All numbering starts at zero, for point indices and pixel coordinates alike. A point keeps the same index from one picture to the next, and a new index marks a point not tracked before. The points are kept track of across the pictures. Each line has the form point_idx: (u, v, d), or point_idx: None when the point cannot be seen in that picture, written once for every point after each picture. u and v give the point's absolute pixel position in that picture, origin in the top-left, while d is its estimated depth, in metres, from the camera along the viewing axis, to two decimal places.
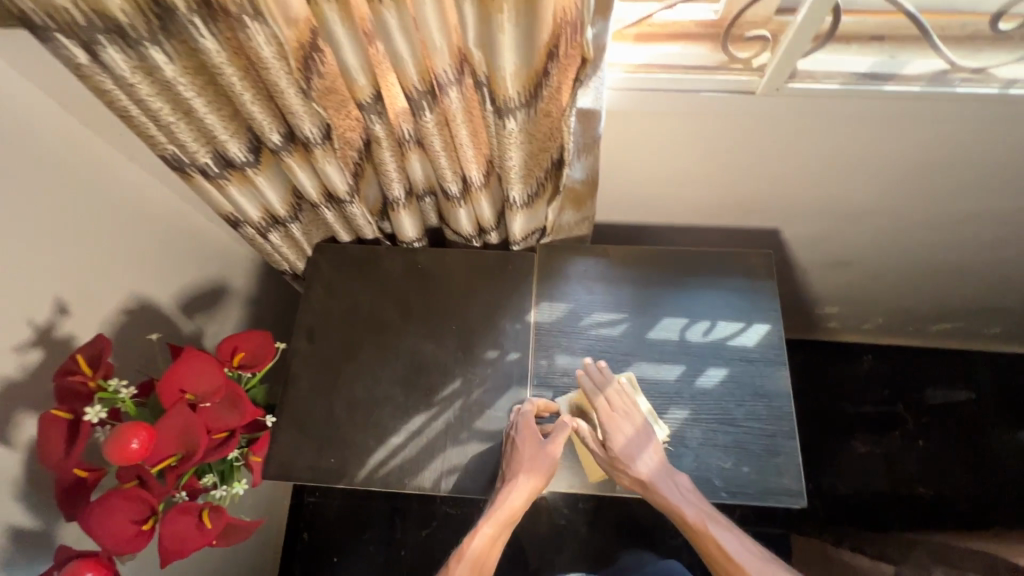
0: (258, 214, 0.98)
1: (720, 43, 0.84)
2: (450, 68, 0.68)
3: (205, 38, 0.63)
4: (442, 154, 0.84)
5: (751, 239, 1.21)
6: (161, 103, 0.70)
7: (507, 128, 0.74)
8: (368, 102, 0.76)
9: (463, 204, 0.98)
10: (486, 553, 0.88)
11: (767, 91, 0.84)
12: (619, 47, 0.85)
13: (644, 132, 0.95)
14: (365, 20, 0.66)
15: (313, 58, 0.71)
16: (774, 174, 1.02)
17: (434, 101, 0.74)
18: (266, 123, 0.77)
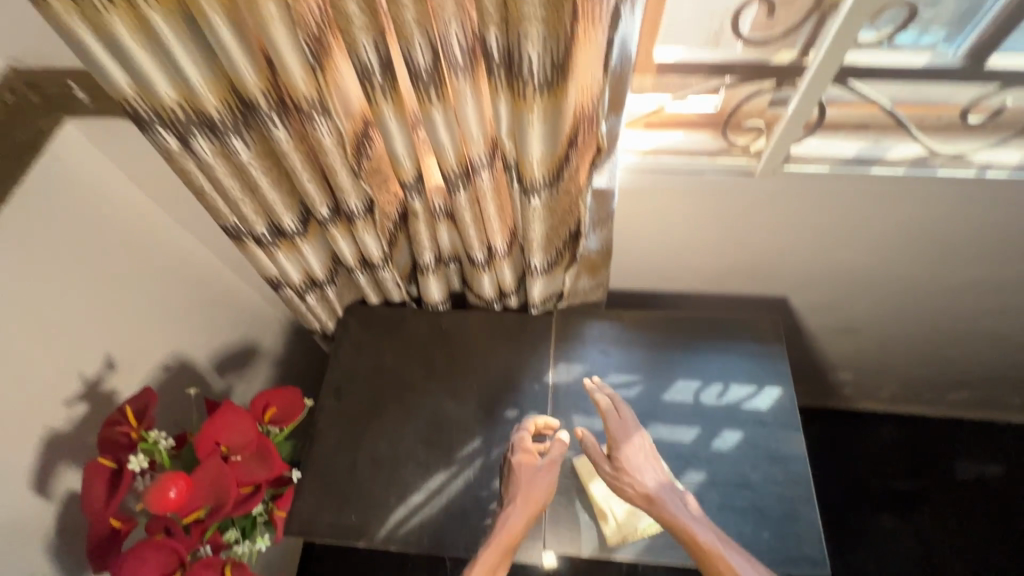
0: (299, 278, 1.07)
1: (720, 131, 0.94)
2: (483, 153, 0.78)
3: (278, 130, 0.73)
4: (471, 225, 0.93)
5: (761, 306, 1.27)
6: (232, 181, 0.80)
7: (532, 204, 0.83)
8: (410, 181, 0.86)
9: (487, 269, 1.06)
10: None
11: (764, 173, 0.94)
12: (630, 134, 0.95)
13: (654, 208, 1.05)
14: (414, 117, 0.77)
15: (364, 143, 0.82)
16: (777, 246, 1.10)
17: (467, 181, 0.84)
18: (318, 198, 0.87)
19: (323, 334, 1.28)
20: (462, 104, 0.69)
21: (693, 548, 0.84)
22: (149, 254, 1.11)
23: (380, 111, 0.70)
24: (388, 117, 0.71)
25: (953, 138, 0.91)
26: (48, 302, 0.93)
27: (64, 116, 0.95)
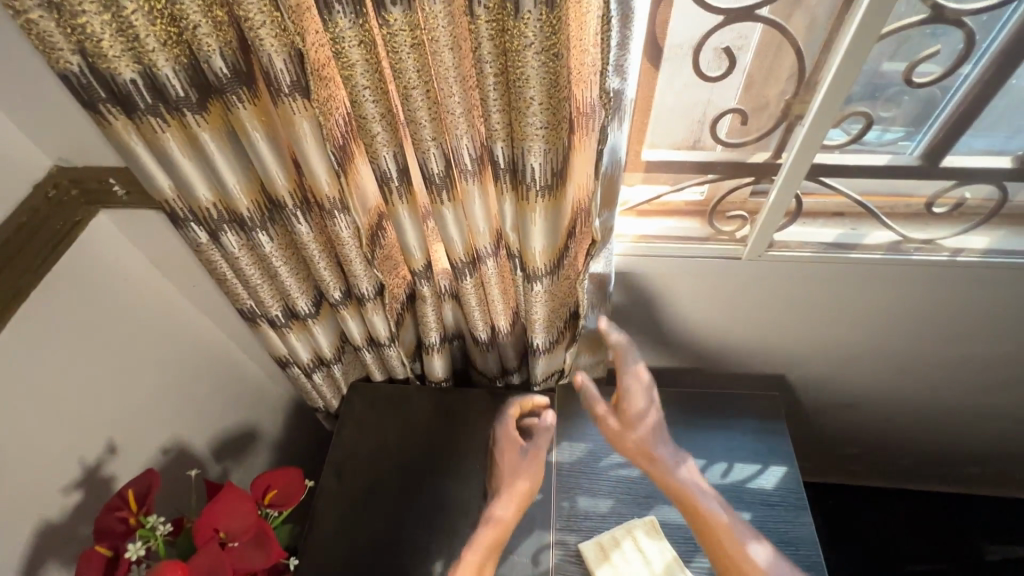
0: (308, 357, 1.10)
1: (707, 218, 1.01)
2: (489, 243, 0.84)
3: (301, 226, 0.80)
4: (476, 307, 0.98)
5: (761, 381, 1.29)
6: (254, 268, 0.86)
7: (535, 289, 0.88)
8: (421, 269, 0.91)
9: (491, 347, 1.10)
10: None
11: (751, 257, 1.00)
12: (625, 221, 1.02)
13: (650, 289, 1.10)
14: (425, 211, 0.83)
15: (378, 234, 0.89)
16: (771, 324, 1.14)
17: (473, 267, 0.90)
18: (332, 283, 0.92)
19: (327, 412, 1.29)
20: (471, 202, 0.76)
21: (696, 517, 0.87)
22: (160, 335, 1.14)
23: (396, 210, 0.77)
24: (403, 215, 0.78)
25: (924, 225, 0.97)
26: (58, 385, 0.95)
27: (99, 206, 1.02)
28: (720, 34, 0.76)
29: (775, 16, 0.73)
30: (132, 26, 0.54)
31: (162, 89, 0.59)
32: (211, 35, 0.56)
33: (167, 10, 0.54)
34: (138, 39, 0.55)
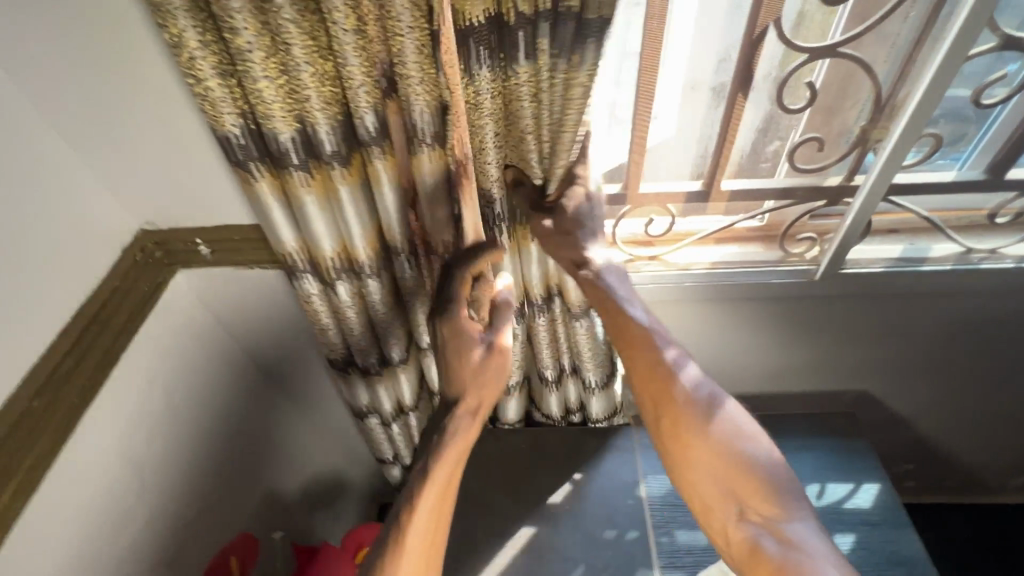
0: (389, 407, 1.08)
1: (776, 242, 1.06)
2: (540, 289, 0.94)
3: (409, 273, 0.82)
4: (539, 345, 1.02)
5: (828, 404, 1.29)
6: (357, 317, 0.87)
7: (580, 324, 0.97)
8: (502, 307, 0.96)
9: (554, 387, 1.13)
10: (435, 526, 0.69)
11: (824, 276, 1.02)
12: (695, 251, 1.06)
13: (722, 316, 1.12)
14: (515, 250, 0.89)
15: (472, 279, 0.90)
16: (839, 344, 1.16)
17: (535, 310, 0.97)
18: (426, 329, 0.92)
19: (397, 464, 1.26)
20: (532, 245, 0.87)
21: (643, 361, 0.76)
22: (235, 392, 1.13)
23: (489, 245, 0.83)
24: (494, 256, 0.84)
25: (985, 235, 1.01)
26: (147, 447, 0.93)
27: (181, 266, 1.02)
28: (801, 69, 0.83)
29: (853, 49, 0.79)
30: (300, 88, 0.60)
31: (313, 143, 0.64)
32: (369, 94, 0.62)
33: (333, 73, 0.61)
34: (303, 100, 0.61)
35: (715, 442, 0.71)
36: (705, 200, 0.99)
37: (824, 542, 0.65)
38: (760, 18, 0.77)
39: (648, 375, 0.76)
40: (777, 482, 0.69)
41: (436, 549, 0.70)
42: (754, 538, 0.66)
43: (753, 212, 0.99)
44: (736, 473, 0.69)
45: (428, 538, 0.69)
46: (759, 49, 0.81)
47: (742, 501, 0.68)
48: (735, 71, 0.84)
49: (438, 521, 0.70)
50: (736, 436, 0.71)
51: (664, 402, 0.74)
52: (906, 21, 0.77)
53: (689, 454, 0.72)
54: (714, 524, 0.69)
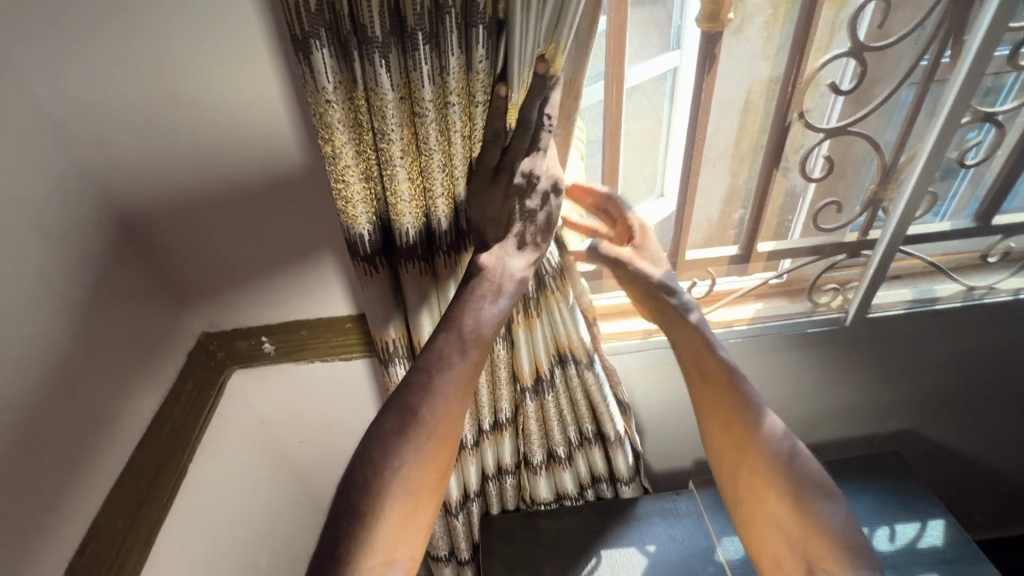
0: (457, 493, 1.06)
1: (806, 294, 1.14)
2: (551, 358, 0.97)
3: (502, 349, 0.94)
4: (552, 416, 1.04)
5: (865, 446, 1.34)
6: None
7: (588, 376, 0.99)
8: (527, 385, 0.99)
9: (565, 465, 1.10)
10: (451, 412, 0.69)
11: (854, 320, 1.11)
12: (735, 309, 1.14)
13: (764, 369, 1.18)
14: (547, 317, 0.94)
15: (546, 342, 0.95)
16: (871, 386, 1.23)
17: (541, 391, 1.00)
18: (497, 402, 1.01)
19: (452, 560, 1.17)
20: (543, 318, 0.93)
21: (727, 410, 0.81)
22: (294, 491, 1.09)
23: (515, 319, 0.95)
24: (521, 334, 0.92)
25: (983, 274, 1.14)
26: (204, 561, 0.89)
27: (237, 366, 1.01)
28: (821, 146, 0.97)
29: (863, 128, 0.95)
30: (430, 186, 0.73)
31: (435, 232, 0.77)
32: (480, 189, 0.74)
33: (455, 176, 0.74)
34: (432, 197, 0.74)
35: (793, 497, 0.74)
36: (746, 263, 1.11)
37: None
38: (789, 109, 0.93)
39: (729, 424, 0.80)
40: (854, 546, 0.70)
41: (454, 431, 0.70)
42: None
43: (771, 274, 1.12)
44: (814, 538, 0.72)
45: (455, 410, 0.69)
46: (787, 130, 0.96)
47: (817, 560, 0.71)
48: (767, 149, 0.99)
49: (450, 428, 0.69)
50: (813, 497, 0.74)
51: (745, 452, 0.78)
52: (900, 102, 0.94)
53: (768, 498, 0.76)
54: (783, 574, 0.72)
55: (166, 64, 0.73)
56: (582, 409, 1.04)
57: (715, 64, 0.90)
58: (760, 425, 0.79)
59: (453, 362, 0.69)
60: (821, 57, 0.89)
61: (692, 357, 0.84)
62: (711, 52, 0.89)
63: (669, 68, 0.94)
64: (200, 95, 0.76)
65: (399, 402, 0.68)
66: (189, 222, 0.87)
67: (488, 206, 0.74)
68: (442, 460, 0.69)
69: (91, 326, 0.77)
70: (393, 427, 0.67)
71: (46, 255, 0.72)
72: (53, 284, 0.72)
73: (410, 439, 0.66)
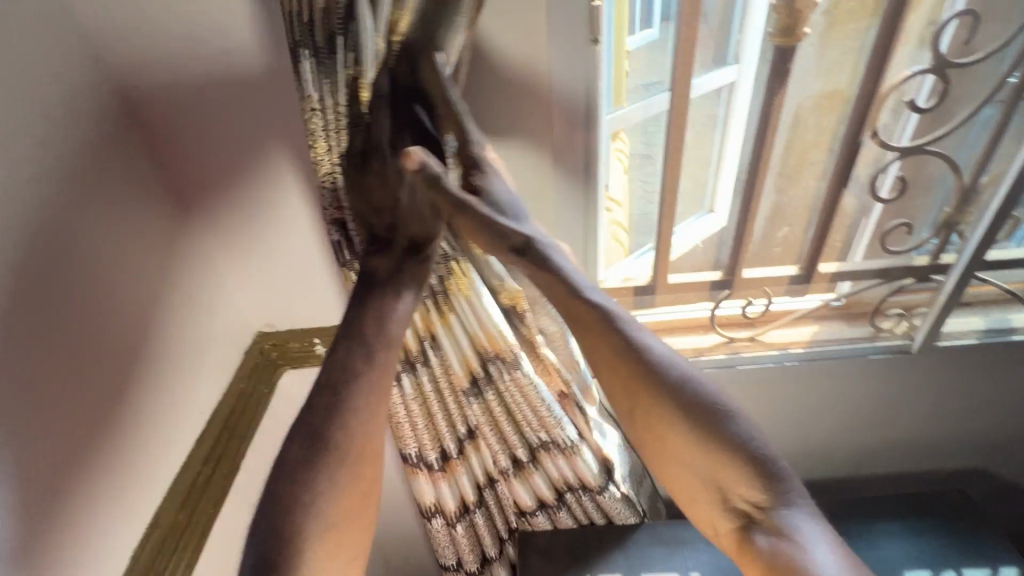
0: (453, 505, 1.01)
1: (868, 319, 1.09)
2: (484, 357, 0.85)
3: (434, 354, 0.87)
4: (506, 423, 0.91)
5: (927, 482, 1.26)
6: (416, 408, 0.92)
7: (522, 373, 0.83)
8: (467, 387, 0.88)
9: (534, 470, 0.96)
10: (366, 432, 0.56)
11: (923, 348, 1.05)
12: (794, 330, 1.10)
13: (821, 396, 1.12)
14: (472, 304, 0.80)
15: (471, 334, 0.84)
16: (936, 418, 1.16)
17: (482, 391, 0.89)
18: (454, 412, 0.92)
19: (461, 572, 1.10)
20: (461, 312, 0.83)
21: (605, 350, 0.59)
22: None
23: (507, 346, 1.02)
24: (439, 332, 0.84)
25: None
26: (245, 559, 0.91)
27: (289, 365, 1.02)
28: (895, 165, 0.94)
29: (940, 147, 0.91)
30: None
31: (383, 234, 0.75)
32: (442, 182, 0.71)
33: None
34: None
35: (686, 415, 0.56)
36: (806, 283, 1.08)
37: (825, 537, 0.52)
38: (862, 125, 0.90)
39: (583, 333, 0.60)
40: (769, 465, 0.54)
41: (378, 450, 0.57)
42: (747, 529, 0.54)
43: (830, 296, 1.09)
44: (719, 459, 0.54)
45: (370, 426, 0.56)
46: (858, 148, 0.92)
47: (734, 493, 0.54)
48: (835, 167, 0.95)
49: (370, 455, 0.56)
50: (720, 416, 0.56)
51: (638, 398, 0.57)
52: (982, 121, 0.89)
53: (661, 428, 0.56)
54: (702, 518, 0.57)
55: (248, 75, 0.77)
56: (536, 416, 0.88)
57: (785, 80, 0.88)
58: (630, 338, 0.58)
59: (369, 372, 0.58)
60: (900, 72, 0.86)
61: (543, 286, 0.61)
62: (784, 70, 0.87)
63: (727, 83, 0.91)
64: (277, 102, 0.79)
65: (304, 435, 0.55)
66: (255, 223, 0.90)
67: (374, 195, 0.65)
68: (369, 489, 0.56)
69: (154, 325, 0.81)
70: (297, 467, 0.53)
71: (119, 255, 0.76)
72: (123, 283, 0.76)
73: (320, 478, 0.53)
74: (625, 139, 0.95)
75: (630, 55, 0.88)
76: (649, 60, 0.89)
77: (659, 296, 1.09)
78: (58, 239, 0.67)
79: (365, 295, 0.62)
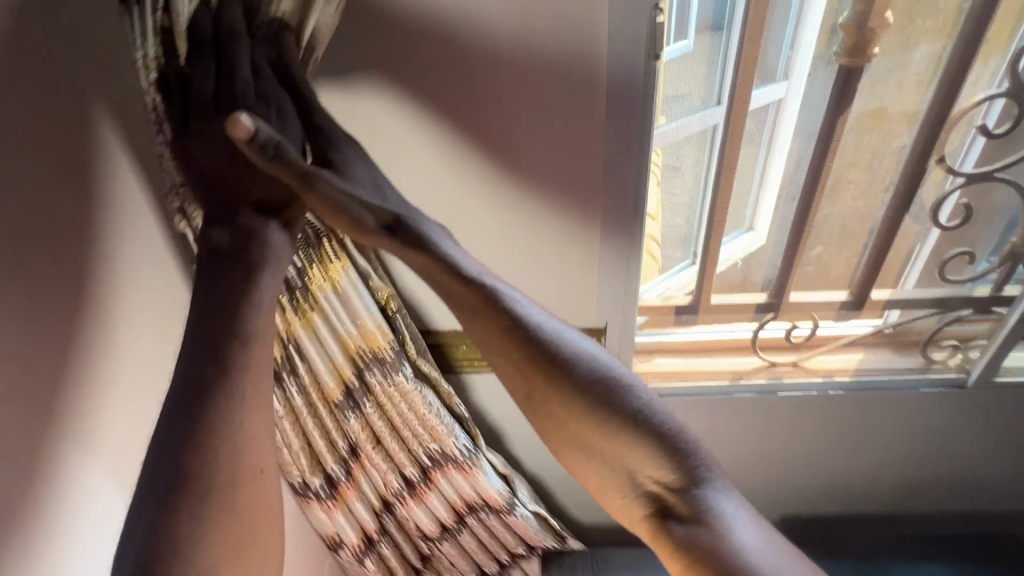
0: (355, 534, 0.96)
1: (920, 348, 1.05)
2: (353, 364, 0.84)
3: (300, 363, 0.81)
4: (387, 436, 0.89)
5: (977, 524, 1.19)
6: (292, 427, 0.85)
7: (400, 377, 0.85)
8: (339, 400, 0.85)
9: (429, 491, 0.92)
10: (236, 444, 0.49)
11: (981, 381, 1.00)
12: (843, 356, 1.06)
13: (870, 425, 1.07)
14: (334, 301, 0.80)
15: (341, 338, 0.82)
16: (993, 456, 1.10)
17: (357, 404, 0.86)
18: (331, 430, 0.86)
19: None
20: (321, 312, 0.79)
21: (496, 338, 0.51)
22: None
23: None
24: (300, 338, 0.79)
25: None
26: None
27: None
28: (957, 192, 0.91)
29: (1009, 174, 0.89)
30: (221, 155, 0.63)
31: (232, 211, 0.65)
32: None
33: None
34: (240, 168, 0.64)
35: (588, 393, 0.48)
36: (857, 308, 1.04)
37: (750, 517, 0.45)
38: (928, 149, 0.88)
39: (468, 311, 0.51)
40: (677, 440, 0.46)
41: (259, 469, 0.51)
42: (660, 517, 0.45)
43: (878, 323, 1.04)
44: (625, 441, 0.47)
45: (247, 435, 0.49)
46: (924, 173, 0.90)
47: (642, 474, 0.46)
48: (898, 190, 0.92)
49: (250, 472, 0.50)
50: (620, 391, 0.48)
51: (533, 386, 0.49)
52: None
53: (564, 418, 0.48)
54: (615, 514, 0.48)
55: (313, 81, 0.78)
56: (428, 433, 0.88)
57: (851, 97, 0.85)
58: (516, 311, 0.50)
59: (236, 387, 0.49)
60: (975, 96, 0.84)
61: (424, 271, 0.53)
62: (850, 89, 0.85)
63: (775, 100, 0.87)
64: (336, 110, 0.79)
65: (161, 477, 0.46)
66: None
67: (196, 156, 0.57)
68: (253, 519, 0.49)
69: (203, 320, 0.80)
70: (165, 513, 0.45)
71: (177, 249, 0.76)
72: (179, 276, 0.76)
73: (188, 522, 0.45)
74: (659, 155, 0.89)
75: (664, 67, 0.81)
76: (688, 69, 0.83)
77: (702, 316, 1.06)
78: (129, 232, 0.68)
79: (220, 289, 0.52)
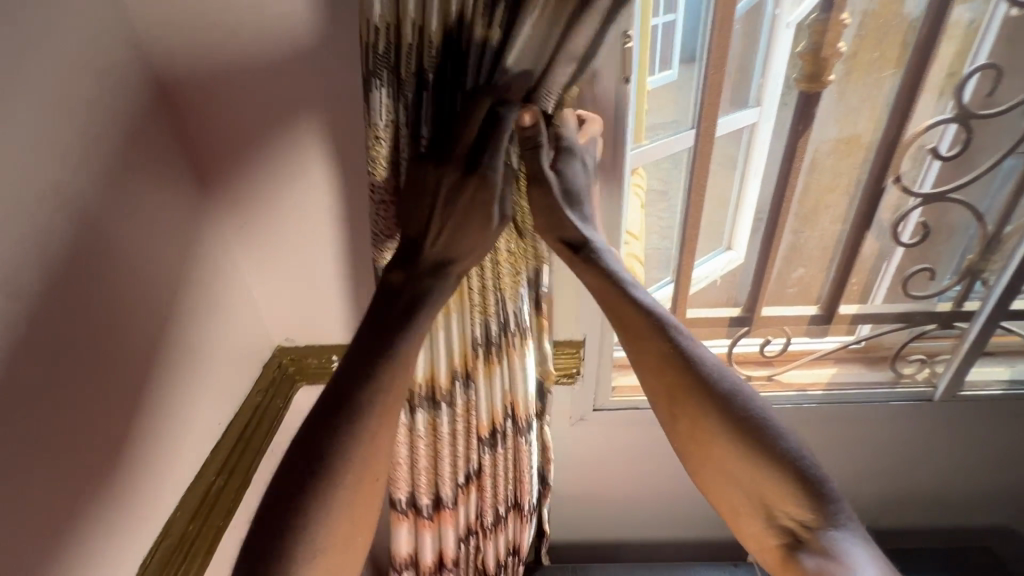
0: (424, 559, 0.91)
1: (890, 363, 1.08)
2: (505, 417, 0.85)
3: (459, 394, 0.81)
4: (491, 476, 0.89)
5: (947, 535, 1.21)
6: (428, 445, 0.85)
7: (527, 439, 0.88)
8: (485, 437, 0.85)
9: (494, 532, 0.94)
10: (377, 451, 0.54)
11: (945, 397, 1.03)
12: (817, 371, 1.08)
13: (844, 438, 1.09)
14: (511, 367, 0.82)
15: (503, 390, 0.83)
16: (960, 469, 1.13)
17: (492, 445, 0.86)
18: (451, 458, 0.85)
19: None
20: (501, 366, 0.81)
21: (656, 363, 0.59)
22: None
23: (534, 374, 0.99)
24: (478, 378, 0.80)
25: None
26: None
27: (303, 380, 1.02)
28: (917, 211, 0.96)
29: (962, 195, 0.94)
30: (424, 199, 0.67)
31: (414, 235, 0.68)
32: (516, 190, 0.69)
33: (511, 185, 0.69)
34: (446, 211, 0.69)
35: (736, 430, 0.55)
36: (827, 323, 1.08)
37: (871, 554, 0.50)
38: (885, 171, 0.93)
39: (634, 336, 0.60)
40: (819, 483, 0.53)
41: (377, 476, 0.54)
42: (792, 548, 0.52)
43: (848, 338, 1.08)
44: (766, 476, 0.54)
45: (380, 446, 0.54)
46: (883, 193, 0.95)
47: (778, 509, 0.53)
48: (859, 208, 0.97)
49: (370, 481, 0.54)
50: (770, 434, 0.55)
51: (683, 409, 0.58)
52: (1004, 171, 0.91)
53: (712, 444, 0.56)
54: (745, 535, 0.56)
55: None
56: (513, 479, 0.92)
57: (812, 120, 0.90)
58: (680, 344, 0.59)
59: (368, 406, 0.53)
60: (927, 120, 0.89)
61: (596, 291, 0.62)
62: (810, 110, 0.89)
63: (747, 124, 0.92)
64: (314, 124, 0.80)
65: (304, 466, 0.50)
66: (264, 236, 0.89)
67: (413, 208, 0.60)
68: (362, 519, 0.53)
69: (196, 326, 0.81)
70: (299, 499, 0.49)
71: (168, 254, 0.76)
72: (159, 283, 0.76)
73: (319, 516, 0.50)
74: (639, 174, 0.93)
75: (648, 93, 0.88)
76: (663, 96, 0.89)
77: None
78: (137, 229, 0.69)
79: (389, 317, 0.56)
